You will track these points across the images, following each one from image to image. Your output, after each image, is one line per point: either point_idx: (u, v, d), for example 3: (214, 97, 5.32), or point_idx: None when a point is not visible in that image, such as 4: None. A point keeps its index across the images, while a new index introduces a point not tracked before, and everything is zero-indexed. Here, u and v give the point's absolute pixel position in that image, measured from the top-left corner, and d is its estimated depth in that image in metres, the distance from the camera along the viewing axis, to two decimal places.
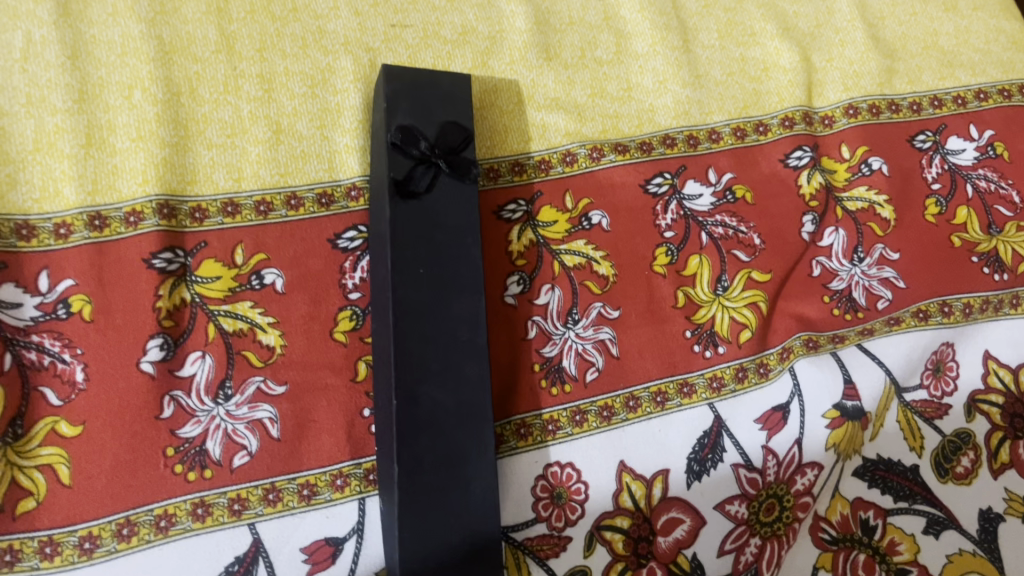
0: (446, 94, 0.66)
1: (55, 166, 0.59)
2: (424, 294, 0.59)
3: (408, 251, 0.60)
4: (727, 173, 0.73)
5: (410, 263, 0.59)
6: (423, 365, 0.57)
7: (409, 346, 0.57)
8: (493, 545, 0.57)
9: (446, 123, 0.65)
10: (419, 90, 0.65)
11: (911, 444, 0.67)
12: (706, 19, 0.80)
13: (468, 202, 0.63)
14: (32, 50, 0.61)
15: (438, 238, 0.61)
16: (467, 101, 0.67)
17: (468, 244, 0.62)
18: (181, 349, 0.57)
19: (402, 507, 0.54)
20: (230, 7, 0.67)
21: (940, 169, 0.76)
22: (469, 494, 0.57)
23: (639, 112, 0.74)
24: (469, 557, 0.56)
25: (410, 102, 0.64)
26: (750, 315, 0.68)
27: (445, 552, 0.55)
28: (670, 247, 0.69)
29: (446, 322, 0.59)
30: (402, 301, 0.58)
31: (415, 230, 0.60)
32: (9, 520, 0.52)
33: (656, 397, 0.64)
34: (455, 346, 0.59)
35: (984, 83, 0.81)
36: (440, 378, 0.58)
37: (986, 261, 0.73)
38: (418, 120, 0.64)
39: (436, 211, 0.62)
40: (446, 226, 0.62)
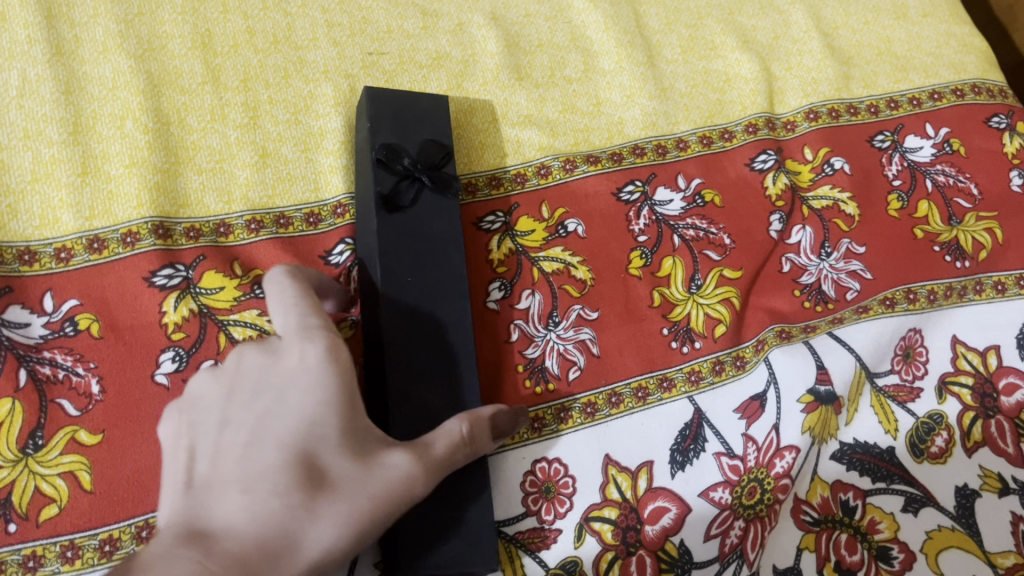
0: (424, 115, 0.70)
1: (53, 195, 0.63)
2: (412, 300, 0.61)
3: (396, 261, 0.62)
4: (696, 179, 0.77)
5: (398, 272, 0.62)
6: (414, 368, 0.59)
7: (401, 347, 0.59)
8: (489, 536, 0.58)
9: (426, 140, 0.68)
10: (399, 110, 0.69)
11: (886, 427, 0.69)
12: (669, 36, 0.84)
13: (451, 214, 0.66)
14: (28, 88, 0.66)
15: (424, 247, 0.64)
16: (444, 120, 0.70)
17: (453, 253, 0.65)
18: (193, 359, 0.60)
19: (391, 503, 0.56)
20: (214, 42, 0.71)
21: (900, 166, 0.80)
22: (463, 490, 0.58)
23: (609, 125, 0.78)
24: (465, 549, 0.57)
25: (391, 123, 0.68)
26: (724, 310, 0.71)
27: (439, 544, 0.56)
28: (644, 250, 0.72)
29: (434, 326, 0.61)
30: (391, 308, 0.60)
31: (402, 240, 0.63)
32: (34, 526, 0.54)
33: (637, 393, 0.66)
34: (444, 347, 0.61)
35: (938, 84, 0.85)
36: (430, 380, 0.59)
37: (948, 250, 0.76)
38: (400, 138, 0.67)
39: (421, 222, 0.65)
40: (431, 236, 0.65)
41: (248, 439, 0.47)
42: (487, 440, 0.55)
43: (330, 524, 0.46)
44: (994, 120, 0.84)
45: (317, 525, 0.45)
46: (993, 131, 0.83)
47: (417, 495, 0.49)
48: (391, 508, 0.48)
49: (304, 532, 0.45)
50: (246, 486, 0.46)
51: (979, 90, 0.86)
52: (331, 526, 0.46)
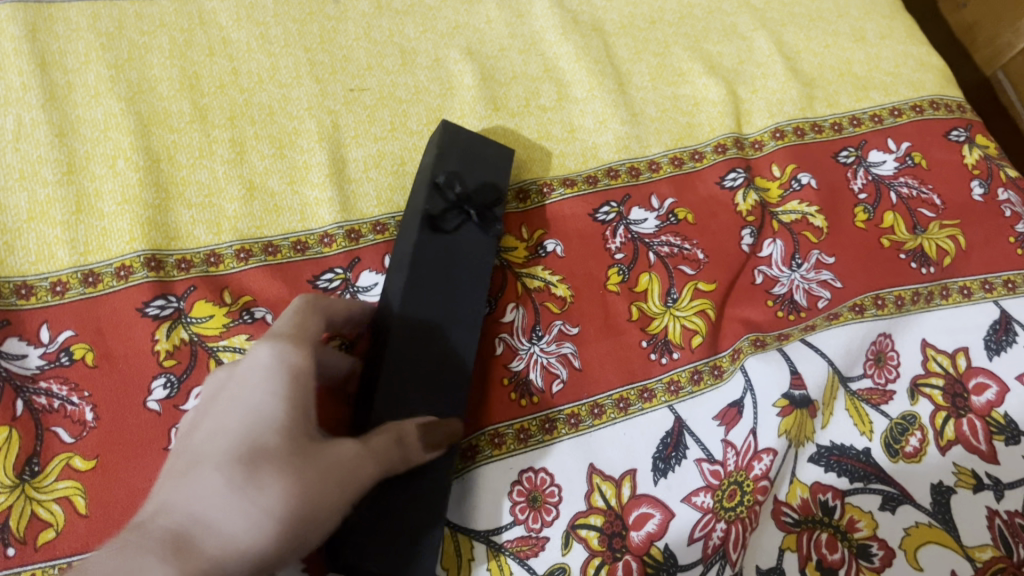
0: (492, 160, 0.73)
1: (48, 232, 0.65)
2: (429, 316, 0.62)
3: (425, 276, 0.64)
4: (669, 199, 0.80)
5: (424, 285, 0.63)
6: (412, 378, 0.59)
7: (407, 356, 0.60)
8: (432, 548, 0.55)
9: (486, 182, 0.72)
10: (469, 150, 0.73)
11: (861, 429, 0.72)
12: (638, 65, 0.88)
13: (488, 254, 0.68)
14: (23, 132, 0.68)
15: (454, 272, 0.65)
16: (507, 171, 0.74)
17: (478, 288, 0.66)
18: (184, 384, 0.62)
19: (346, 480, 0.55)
20: (201, 83, 0.75)
21: (865, 180, 0.83)
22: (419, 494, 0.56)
23: (583, 150, 0.81)
24: (410, 552, 0.54)
25: (459, 155, 0.72)
26: (700, 321, 0.73)
27: (389, 545, 0.54)
28: (621, 267, 0.75)
29: (440, 345, 0.62)
30: (407, 318, 0.61)
31: (436, 259, 0.65)
32: (32, 550, 0.55)
33: (618, 404, 0.69)
34: (446, 366, 0.61)
35: (897, 102, 0.89)
36: (427, 398, 0.59)
37: (914, 257, 0.79)
38: (460, 173, 0.71)
39: (459, 249, 0.66)
40: (465, 265, 0.66)
41: (202, 435, 0.48)
42: (421, 449, 0.53)
43: (270, 499, 0.44)
44: (954, 133, 0.87)
45: (257, 496, 0.44)
46: (953, 144, 0.87)
47: (367, 478, 0.48)
48: (341, 489, 0.47)
49: (244, 503, 0.44)
50: (189, 471, 0.46)
51: (937, 106, 0.89)
52: (271, 498, 0.44)
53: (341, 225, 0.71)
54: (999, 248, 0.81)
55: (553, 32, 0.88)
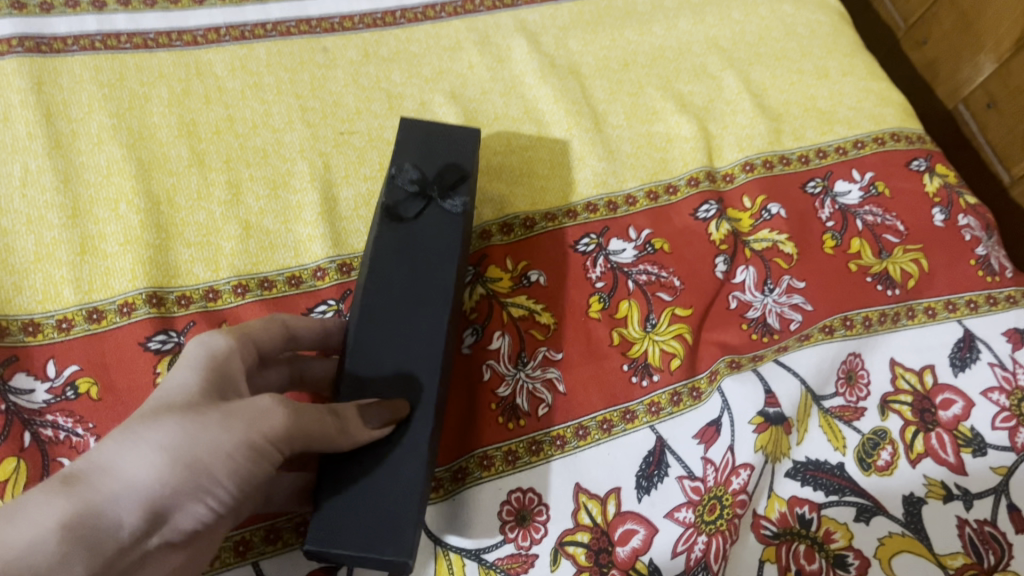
0: (455, 145, 0.73)
1: (55, 272, 0.68)
2: (391, 302, 0.62)
3: (385, 266, 0.64)
4: (646, 230, 0.83)
5: (387, 277, 0.63)
6: (378, 363, 0.59)
7: (369, 348, 0.60)
8: (411, 522, 0.54)
9: (447, 165, 0.71)
10: (431, 142, 0.73)
11: (835, 444, 0.75)
12: (614, 105, 0.93)
13: (453, 230, 0.66)
14: (30, 178, 0.72)
15: (418, 256, 0.65)
16: (471, 150, 0.73)
17: (443, 264, 0.65)
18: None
19: (323, 469, 0.55)
20: (199, 129, 0.79)
21: (832, 209, 0.87)
22: (396, 474, 0.56)
23: (563, 186, 0.85)
24: (390, 528, 0.54)
25: (417, 148, 0.72)
26: (678, 344, 0.76)
27: (371, 524, 0.54)
28: (602, 295, 0.79)
29: (406, 331, 0.61)
30: (368, 307, 0.61)
31: (397, 248, 0.65)
32: None
33: (602, 425, 0.72)
34: (414, 349, 0.60)
35: (860, 134, 0.94)
36: (394, 378, 0.59)
37: (880, 280, 0.83)
38: (422, 164, 0.71)
39: (420, 233, 0.66)
40: (429, 247, 0.65)
41: None
42: (360, 425, 0.54)
43: (162, 434, 0.46)
44: (914, 163, 0.92)
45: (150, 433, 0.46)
46: (914, 173, 0.91)
47: (272, 430, 0.49)
48: (242, 435, 0.48)
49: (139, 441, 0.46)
50: None
51: (898, 138, 0.94)
52: (163, 433, 0.46)
53: (333, 259, 0.74)
54: (961, 270, 0.85)
55: (532, 75, 0.93)
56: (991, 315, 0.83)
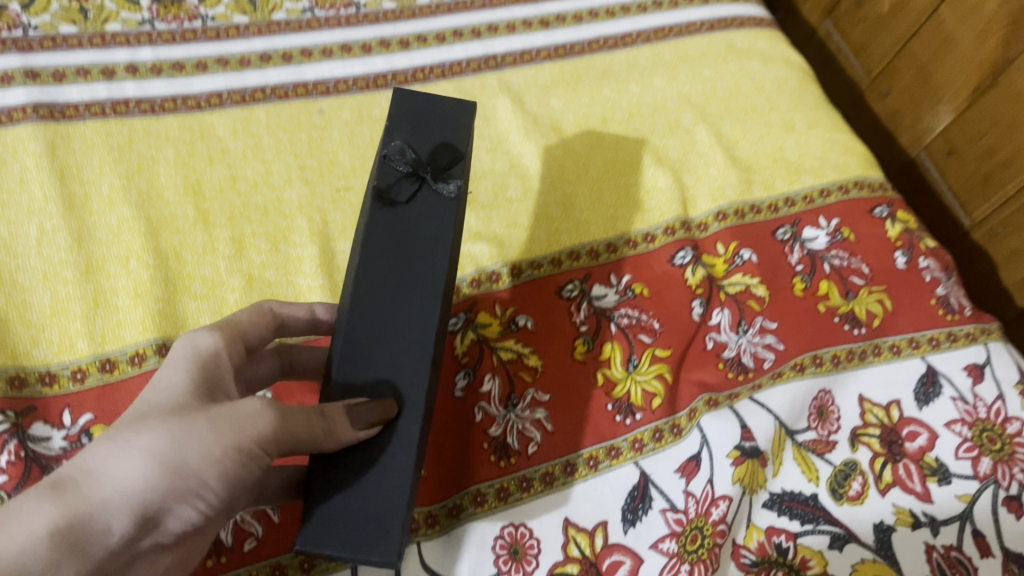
0: (449, 119, 0.67)
1: (70, 326, 0.72)
2: (382, 294, 0.58)
3: (376, 255, 0.60)
4: (626, 276, 0.89)
5: (375, 268, 0.59)
6: (368, 361, 0.57)
7: (359, 344, 0.57)
8: (399, 523, 0.52)
9: (441, 142, 0.65)
10: (424, 114, 0.66)
11: (808, 476, 0.79)
12: (594, 159, 0.99)
13: (448, 218, 0.61)
14: (46, 238, 0.76)
15: (408, 246, 0.60)
16: (467, 128, 0.67)
17: (437, 254, 0.60)
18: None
19: (314, 467, 0.53)
20: (204, 188, 0.84)
21: (801, 254, 0.93)
22: (386, 471, 0.54)
23: (548, 236, 0.90)
24: (378, 529, 0.52)
25: (409, 122, 0.66)
26: (658, 384, 0.81)
27: (360, 524, 0.52)
28: (586, 338, 0.83)
29: (395, 326, 0.58)
30: (358, 301, 0.58)
31: (388, 235, 0.60)
32: None
33: (589, 462, 0.76)
34: (404, 346, 0.57)
35: (826, 183, 0.99)
36: (385, 376, 0.56)
37: (847, 319, 0.88)
38: (414, 141, 0.65)
39: (413, 220, 0.61)
40: (420, 236, 0.61)
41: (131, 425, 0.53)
42: (349, 425, 0.51)
43: (147, 441, 0.48)
44: (877, 210, 0.98)
45: (138, 440, 0.48)
46: (877, 219, 0.97)
47: (258, 433, 0.50)
48: (228, 439, 0.49)
49: (127, 448, 0.48)
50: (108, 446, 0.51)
51: (861, 186, 1.00)
52: (148, 439, 0.48)
53: None
54: (923, 309, 0.90)
55: (517, 133, 0.99)
56: (952, 351, 0.89)
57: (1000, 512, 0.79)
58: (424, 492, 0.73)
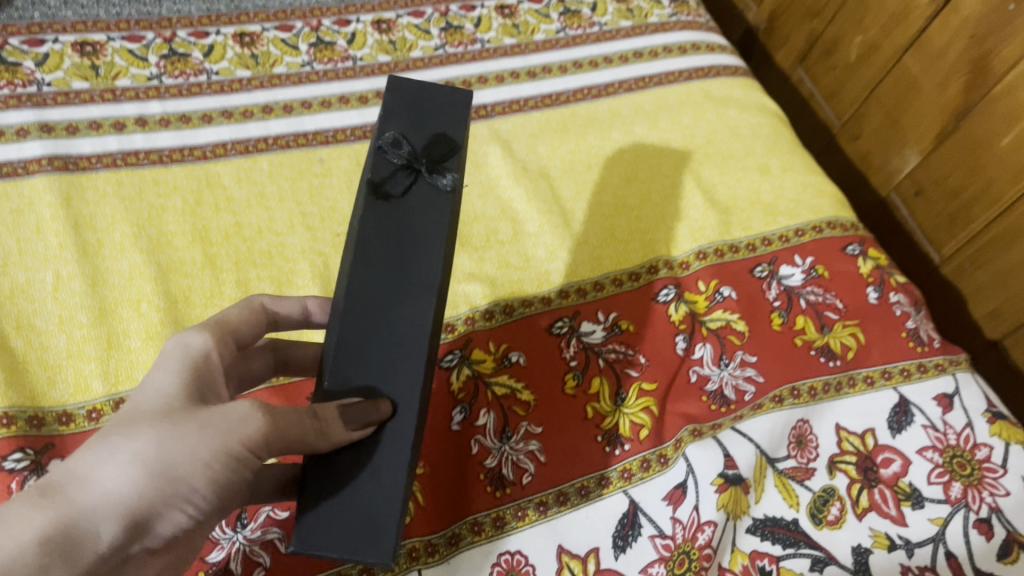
0: (444, 108, 0.67)
1: (85, 367, 0.76)
2: (376, 291, 0.59)
3: (371, 249, 0.60)
4: (613, 313, 0.93)
5: (371, 261, 0.60)
6: (362, 358, 0.58)
7: (353, 340, 0.58)
8: (392, 525, 0.54)
9: (437, 134, 0.65)
10: (418, 103, 0.67)
11: (789, 501, 0.83)
12: (580, 203, 1.04)
13: (443, 212, 0.62)
14: (62, 283, 0.80)
15: (405, 241, 0.61)
16: (462, 120, 0.67)
17: (432, 249, 0.61)
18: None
19: (307, 472, 0.55)
20: (211, 234, 0.88)
21: (778, 290, 0.98)
22: (380, 473, 0.56)
23: (538, 276, 0.95)
24: (372, 531, 0.54)
25: (405, 111, 0.66)
26: (645, 416, 0.85)
27: (354, 526, 0.54)
28: (576, 372, 0.88)
29: (390, 322, 0.59)
30: (353, 295, 0.59)
31: (383, 230, 0.61)
32: None
33: (581, 491, 0.80)
34: (400, 342, 0.59)
35: (800, 224, 1.05)
36: (377, 373, 0.58)
37: (822, 352, 0.93)
38: (409, 131, 0.65)
39: (408, 214, 0.62)
40: (415, 230, 0.61)
41: None
42: (341, 426, 0.53)
43: (136, 446, 0.49)
44: (850, 248, 1.03)
45: (127, 445, 0.49)
46: (849, 256, 1.02)
47: (245, 436, 0.51)
48: (214, 444, 0.50)
49: (116, 453, 0.49)
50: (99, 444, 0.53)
51: (834, 226, 1.05)
52: (136, 445, 0.49)
53: None
54: (895, 342, 0.95)
55: (507, 178, 1.04)
56: (923, 382, 0.93)
57: (970, 534, 0.83)
58: (423, 521, 0.76)
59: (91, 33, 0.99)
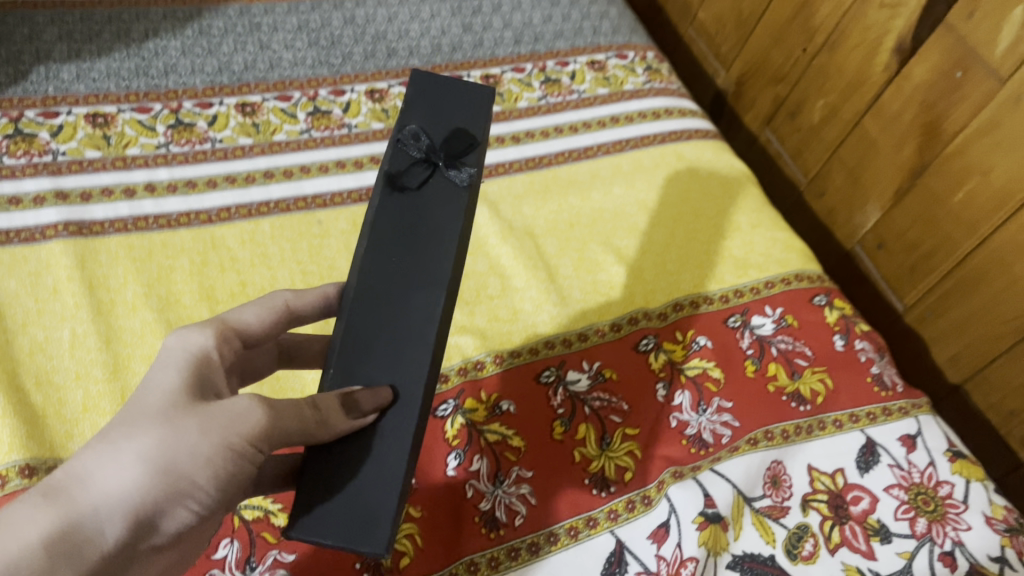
0: (465, 106, 0.74)
1: (101, 420, 0.80)
2: (388, 281, 0.66)
3: (385, 238, 0.67)
4: (597, 362, 0.99)
5: (385, 251, 0.66)
6: (368, 349, 0.64)
7: (360, 331, 0.64)
8: (388, 515, 0.58)
9: (456, 129, 0.72)
10: (440, 101, 0.73)
11: (766, 538, 0.88)
12: (564, 259, 1.10)
13: (456, 204, 0.69)
14: (78, 341, 0.85)
15: (417, 231, 0.67)
16: (482, 117, 0.73)
17: (443, 239, 0.67)
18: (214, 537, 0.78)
19: (308, 465, 0.60)
20: (217, 293, 0.93)
21: (751, 339, 1.04)
22: (380, 465, 0.60)
23: (525, 327, 1.01)
24: (369, 520, 0.58)
25: (427, 107, 0.73)
26: (629, 460, 0.91)
27: (352, 514, 0.58)
28: (564, 419, 0.93)
29: (403, 309, 0.65)
30: (365, 285, 0.65)
31: (397, 220, 0.68)
32: None
33: (570, 531, 0.85)
34: (407, 333, 0.64)
35: (770, 277, 1.12)
36: (382, 362, 0.63)
37: (794, 397, 0.99)
38: (431, 126, 0.72)
39: (424, 204, 0.68)
40: (429, 220, 0.68)
41: None
42: (340, 415, 0.58)
43: (138, 448, 0.52)
44: (817, 299, 1.10)
45: (130, 446, 0.52)
46: (816, 307, 1.09)
47: (243, 433, 0.55)
48: (215, 442, 0.54)
49: (119, 454, 0.52)
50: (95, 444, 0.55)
51: (801, 278, 1.13)
52: (138, 446, 0.52)
53: None
54: (861, 387, 1.02)
55: (494, 237, 1.10)
56: (888, 423, 0.99)
57: (936, 566, 0.88)
58: (420, 560, 0.80)
59: (103, 105, 1.05)
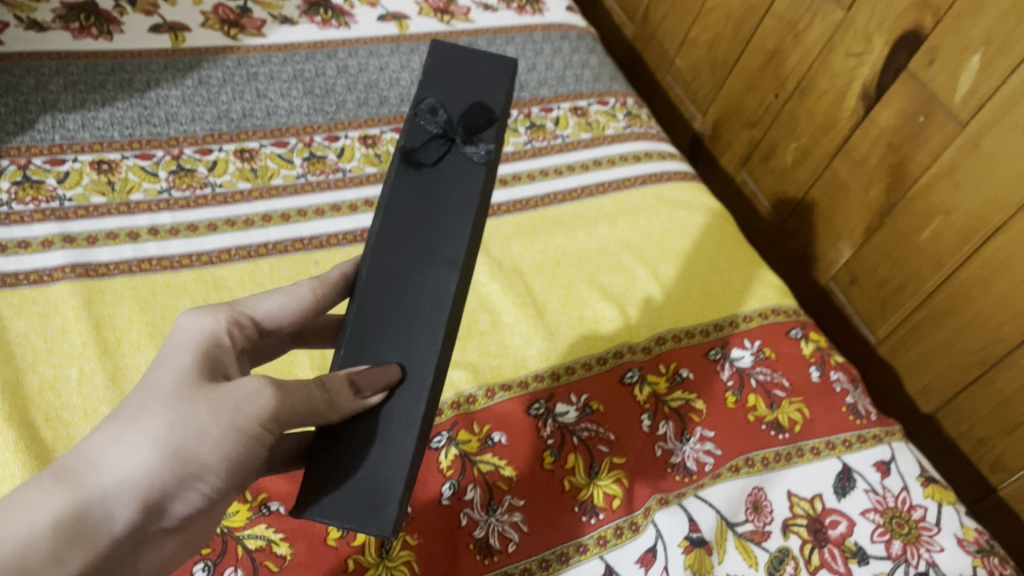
0: (480, 80, 0.79)
1: None
2: (402, 259, 0.70)
3: (402, 212, 0.72)
4: (585, 394, 1.03)
5: (401, 224, 0.72)
6: (378, 328, 0.68)
7: (370, 311, 0.69)
8: (393, 498, 0.63)
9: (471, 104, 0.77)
10: (455, 77, 0.79)
11: (749, 561, 0.92)
12: (551, 296, 1.15)
13: (470, 176, 0.74)
14: (85, 378, 0.88)
15: (432, 204, 0.73)
16: (496, 91, 0.79)
17: (456, 210, 0.72)
18: (218, 567, 0.81)
19: (320, 448, 0.64)
20: None
21: (731, 371, 1.09)
22: (387, 450, 0.65)
23: (516, 361, 1.05)
24: (375, 503, 0.63)
25: (444, 84, 0.78)
26: (616, 487, 0.94)
27: (359, 497, 0.63)
28: (553, 449, 0.97)
29: (416, 288, 0.69)
30: (380, 260, 0.70)
31: (414, 192, 0.73)
32: None
33: (562, 556, 0.88)
34: (417, 312, 0.69)
35: (748, 311, 1.17)
36: (391, 342, 0.68)
37: (773, 426, 1.04)
38: (447, 102, 0.77)
39: (440, 177, 0.74)
40: (447, 193, 0.73)
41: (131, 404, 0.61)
42: (347, 395, 0.62)
43: (148, 431, 0.56)
44: (793, 332, 1.16)
45: (140, 430, 0.56)
46: (793, 339, 1.14)
47: (250, 416, 0.58)
48: (222, 425, 0.57)
49: (130, 437, 0.55)
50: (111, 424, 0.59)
51: (778, 312, 1.18)
52: (149, 430, 0.56)
53: None
54: (836, 416, 1.07)
55: (484, 275, 1.15)
56: (862, 450, 1.04)
57: None
58: None
59: (107, 152, 1.09)
